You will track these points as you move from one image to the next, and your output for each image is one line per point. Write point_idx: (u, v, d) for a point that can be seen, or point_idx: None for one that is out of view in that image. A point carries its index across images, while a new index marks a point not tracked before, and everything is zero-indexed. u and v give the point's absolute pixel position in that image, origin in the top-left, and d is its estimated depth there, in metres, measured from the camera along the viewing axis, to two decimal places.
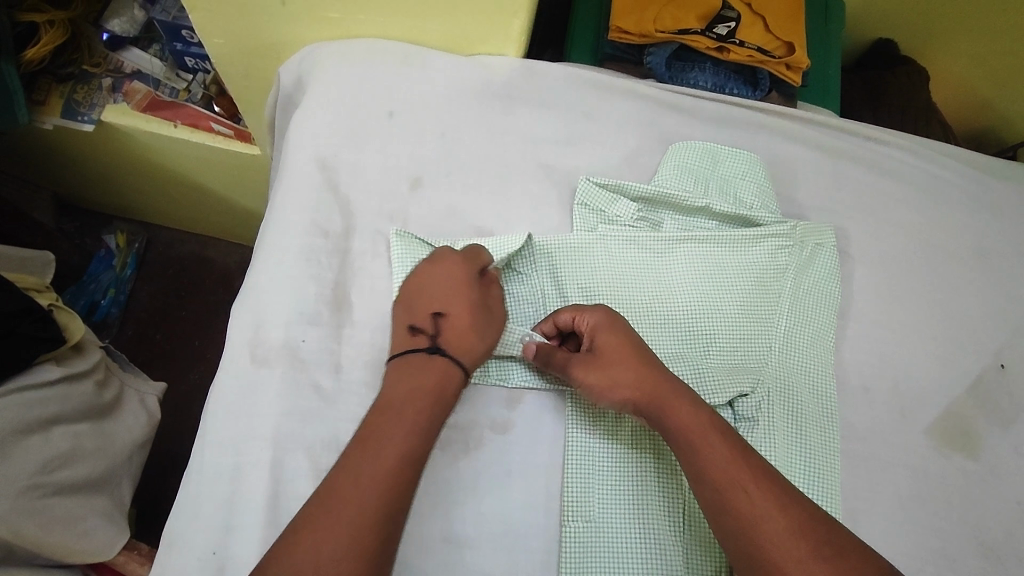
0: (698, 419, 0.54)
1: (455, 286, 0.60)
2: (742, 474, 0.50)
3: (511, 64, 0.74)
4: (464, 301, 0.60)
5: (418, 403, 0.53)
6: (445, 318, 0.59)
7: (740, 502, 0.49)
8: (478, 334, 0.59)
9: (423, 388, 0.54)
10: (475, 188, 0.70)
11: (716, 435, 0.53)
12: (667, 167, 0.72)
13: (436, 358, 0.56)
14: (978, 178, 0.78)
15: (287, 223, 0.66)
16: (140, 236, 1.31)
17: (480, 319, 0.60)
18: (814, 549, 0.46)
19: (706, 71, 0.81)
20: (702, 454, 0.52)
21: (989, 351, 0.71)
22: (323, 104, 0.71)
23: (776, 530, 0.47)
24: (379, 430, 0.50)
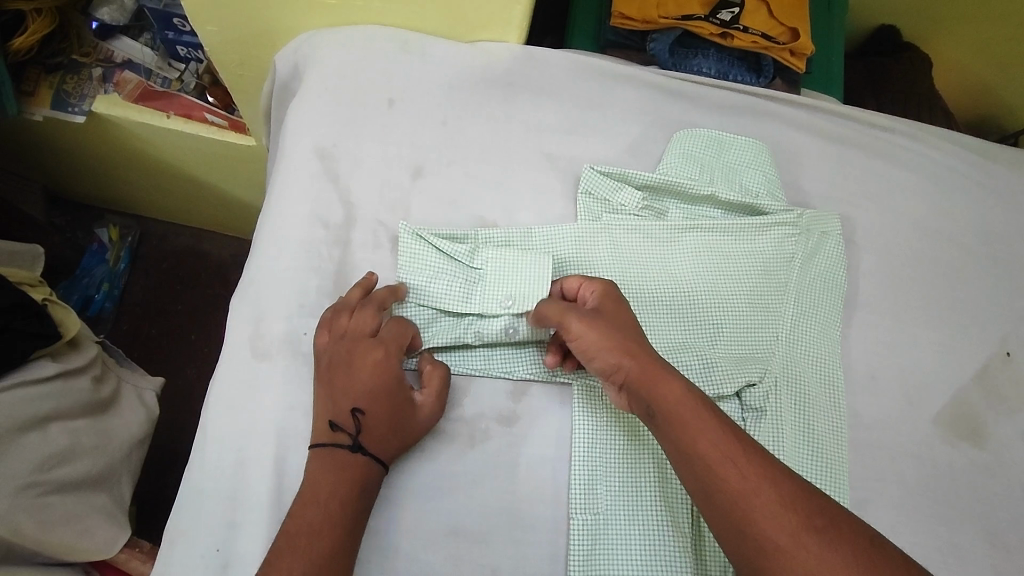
0: (682, 391, 0.52)
1: (380, 375, 0.57)
2: (735, 450, 0.49)
3: (512, 50, 0.73)
4: (387, 394, 0.56)
5: (354, 483, 0.53)
6: (366, 416, 0.55)
7: (736, 476, 0.47)
8: (401, 430, 0.56)
9: (358, 470, 0.53)
10: (478, 177, 0.69)
11: (699, 411, 0.51)
12: (673, 155, 0.71)
13: (358, 459, 0.54)
14: (985, 165, 0.77)
15: (286, 214, 0.65)
16: (133, 229, 1.30)
17: (403, 422, 0.56)
18: (805, 518, 0.45)
19: (709, 57, 0.80)
20: (695, 433, 0.49)
21: (995, 338, 0.71)
22: (322, 93, 0.70)
23: (768, 500, 0.46)
24: (320, 474, 0.53)
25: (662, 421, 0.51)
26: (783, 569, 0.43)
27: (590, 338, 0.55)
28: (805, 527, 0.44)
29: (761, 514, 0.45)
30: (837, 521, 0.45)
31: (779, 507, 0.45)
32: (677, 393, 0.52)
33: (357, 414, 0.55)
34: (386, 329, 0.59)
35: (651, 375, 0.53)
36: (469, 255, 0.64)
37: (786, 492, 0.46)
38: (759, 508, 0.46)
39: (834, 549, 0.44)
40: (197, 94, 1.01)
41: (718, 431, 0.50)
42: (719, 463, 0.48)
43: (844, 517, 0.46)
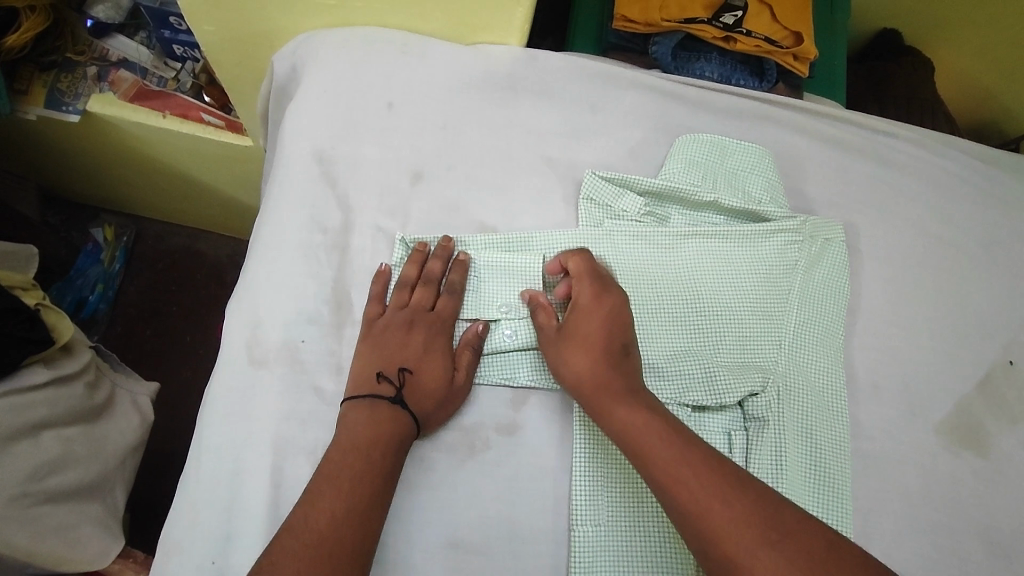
0: (640, 417, 0.53)
1: (433, 344, 0.60)
2: (689, 468, 0.49)
3: (513, 53, 0.72)
4: (440, 360, 0.59)
5: (390, 428, 0.54)
6: (417, 376, 0.58)
7: (689, 497, 0.47)
8: (443, 400, 0.58)
9: (393, 423, 0.55)
10: (479, 182, 0.68)
11: (655, 432, 0.51)
12: (676, 160, 0.70)
13: (396, 410, 0.56)
14: (989, 171, 0.76)
15: (284, 219, 0.64)
16: (129, 229, 1.28)
17: (444, 389, 0.58)
18: (761, 534, 0.44)
19: (713, 61, 0.78)
20: (649, 456, 0.50)
21: (998, 347, 0.71)
22: (320, 95, 0.69)
23: (723, 517, 0.45)
24: (348, 429, 0.54)
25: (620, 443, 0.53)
26: None
27: (557, 354, 0.58)
28: (752, 539, 0.44)
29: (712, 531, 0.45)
30: (788, 533, 0.44)
31: (731, 521, 0.45)
32: (631, 416, 0.53)
33: (406, 370, 0.58)
34: (445, 305, 0.62)
35: (607, 399, 0.55)
36: (470, 262, 0.65)
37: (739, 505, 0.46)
38: (715, 527, 0.45)
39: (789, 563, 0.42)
40: (193, 94, 0.99)
41: (672, 448, 0.50)
42: (671, 484, 0.48)
43: (805, 528, 0.45)
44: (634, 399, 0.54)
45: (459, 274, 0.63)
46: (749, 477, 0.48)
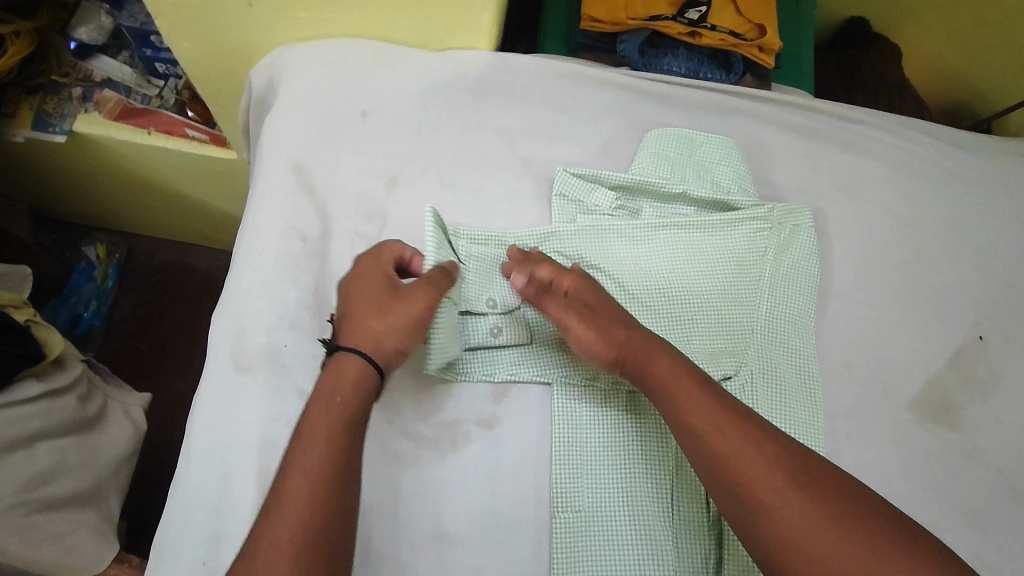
0: (673, 368, 0.56)
1: (372, 276, 0.59)
2: (714, 413, 0.52)
3: (482, 58, 0.73)
4: (366, 291, 0.58)
5: (348, 382, 0.52)
6: (349, 311, 0.57)
7: (716, 438, 0.51)
8: (390, 316, 0.56)
9: (345, 376, 0.53)
10: (454, 184, 0.70)
11: (686, 382, 0.54)
12: (644, 155, 0.72)
13: (336, 352, 0.54)
14: (955, 151, 0.78)
15: (264, 227, 0.66)
16: (121, 245, 1.30)
17: (389, 308, 0.57)
18: (778, 475, 0.48)
19: (680, 56, 0.80)
20: (677, 401, 0.54)
21: (967, 323, 0.72)
22: (296, 107, 0.71)
23: (746, 457, 0.49)
24: (311, 407, 0.51)
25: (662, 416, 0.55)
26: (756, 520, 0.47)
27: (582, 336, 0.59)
28: (777, 488, 0.48)
29: (755, 504, 0.48)
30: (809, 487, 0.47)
31: (773, 492, 0.48)
32: (676, 396, 0.54)
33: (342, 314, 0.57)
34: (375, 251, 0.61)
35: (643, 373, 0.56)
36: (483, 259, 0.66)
37: (781, 475, 0.48)
38: (739, 465, 0.49)
39: (800, 501, 0.47)
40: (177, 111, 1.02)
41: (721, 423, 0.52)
42: (697, 427, 0.52)
43: (814, 470, 0.49)
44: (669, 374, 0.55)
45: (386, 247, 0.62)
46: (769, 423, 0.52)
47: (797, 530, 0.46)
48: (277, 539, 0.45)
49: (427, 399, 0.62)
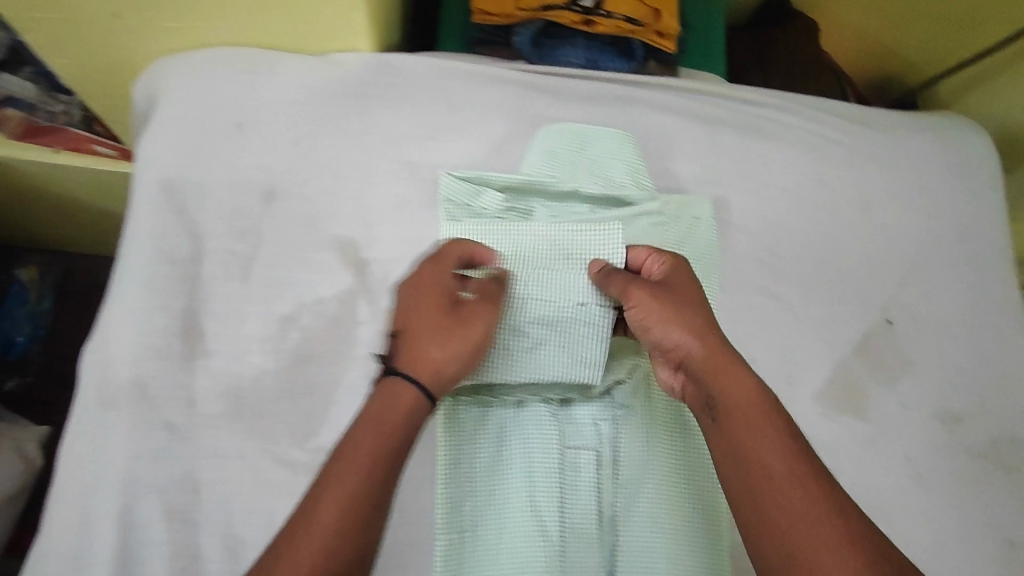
0: (751, 390, 0.50)
1: (432, 292, 0.55)
2: (787, 447, 0.48)
3: (362, 57, 0.70)
4: (435, 311, 0.54)
5: (401, 409, 0.50)
6: (410, 333, 0.54)
7: (765, 483, 0.47)
8: (446, 336, 0.53)
9: (404, 403, 0.51)
10: (334, 194, 0.66)
11: (764, 411, 0.49)
12: (533, 152, 0.69)
13: (402, 383, 0.51)
14: (861, 132, 0.76)
15: (134, 253, 0.63)
16: (54, 266, 1.18)
17: (457, 332, 0.54)
18: (829, 530, 0.44)
19: (577, 46, 0.76)
20: (763, 428, 0.49)
21: (876, 307, 0.70)
22: (165, 121, 0.67)
23: (787, 506, 0.45)
24: (355, 431, 0.49)
25: (725, 420, 0.50)
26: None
27: (649, 310, 0.55)
28: (831, 544, 0.43)
29: (800, 531, 0.44)
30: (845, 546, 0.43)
31: (816, 527, 0.44)
32: (746, 402, 0.50)
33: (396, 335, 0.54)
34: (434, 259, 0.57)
35: (721, 372, 0.51)
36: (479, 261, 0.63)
37: (831, 527, 0.44)
38: (778, 515, 0.45)
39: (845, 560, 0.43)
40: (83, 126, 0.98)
41: (762, 439, 0.48)
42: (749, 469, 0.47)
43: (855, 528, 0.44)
44: (739, 381, 0.51)
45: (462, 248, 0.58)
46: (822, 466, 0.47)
47: None
48: (299, 558, 0.44)
49: (306, 423, 0.60)
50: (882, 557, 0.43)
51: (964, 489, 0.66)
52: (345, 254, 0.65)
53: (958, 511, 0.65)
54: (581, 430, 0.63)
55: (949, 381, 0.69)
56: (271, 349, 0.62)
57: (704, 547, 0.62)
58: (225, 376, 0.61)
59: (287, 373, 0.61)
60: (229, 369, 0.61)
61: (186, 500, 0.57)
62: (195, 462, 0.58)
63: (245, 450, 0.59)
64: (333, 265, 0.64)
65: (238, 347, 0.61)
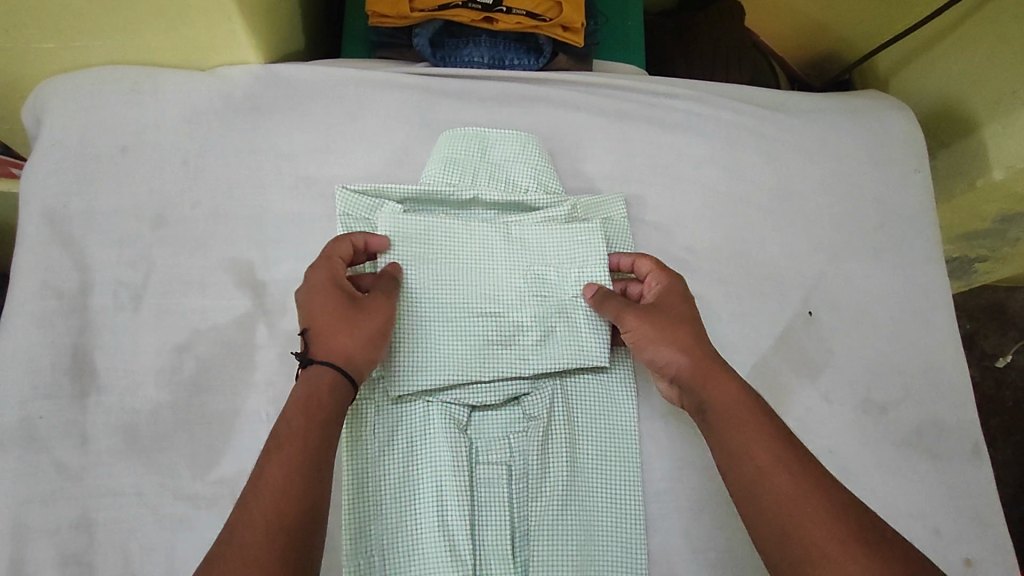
0: (739, 393, 0.53)
1: (324, 285, 0.55)
2: (772, 441, 0.50)
3: (252, 73, 0.68)
4: (329, 308, 0.54)
5: (319, 390, 0.50)
6: (314, 329, 0.53)
7: (763, 479, 0.48)
8: (348, 329, 0.53)
9: (322, 381, 0.51)
10: (228, 215, 0.64)
11: (751, 413, 0.52)
12: (433, 160, 0.67)
13: (318, 369, 0.51)
14: (774, 118, 0.75)
15: (20, 288, 0.61)
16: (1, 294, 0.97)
17: (354, 318, 0.54)
18: (823, 513, 0.45)
19: (481, 44, 0.75)
20: (744, 428, 0.51)
21: (797, 298, 0.69)
22: (48, 150, 0.64)
23: (783, 498, 0.47)
24: (283, 417, 0.49)
25: (713, 423, 0.53)
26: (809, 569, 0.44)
27: (642, 331, 0.58)
28: (822, 530, 0.45)
29: (788, 513, 0.46)
30: (838, 526, 0.45)
31: (809, 514, 0.46)
32: (732, 408, 0.52)
33: (303, 332, 0.54)
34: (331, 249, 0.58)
35: (709, 381, 0.54)
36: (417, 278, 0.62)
37: (825, 512, 0.46)
38: (782, 507, 0.47)
39: (846, 539, 0.44)
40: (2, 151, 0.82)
41: (755, 429, 0.51)
42: (756, 462, 0.49)
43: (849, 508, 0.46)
44: (738, 386, 0.54)
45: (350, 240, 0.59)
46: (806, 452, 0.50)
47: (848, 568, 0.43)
48: (253, 529, 0.43)
49: (206, 454, 0.57)
50: (867, 527, 0.45)
51: (896, 479, 0.65)
52: (241, 276, 0.63)
53: (889, 501, 0.64)
54: (494, 443, 0.61)
55: (874, 369, 0.68)
56: (166, 380, 0.59)
57: (622, 561, 0.59)
58: (118, 411, 0.58)
59: (185, 403, 0.58)
60: (122, 403, 0.58)
61: (81, 543, 0.54)
62: (88, 503, 0.55)
63: (141, 485, 0.56)
64: (229, 288, 0.62)
65: (132, 379, 0.59)
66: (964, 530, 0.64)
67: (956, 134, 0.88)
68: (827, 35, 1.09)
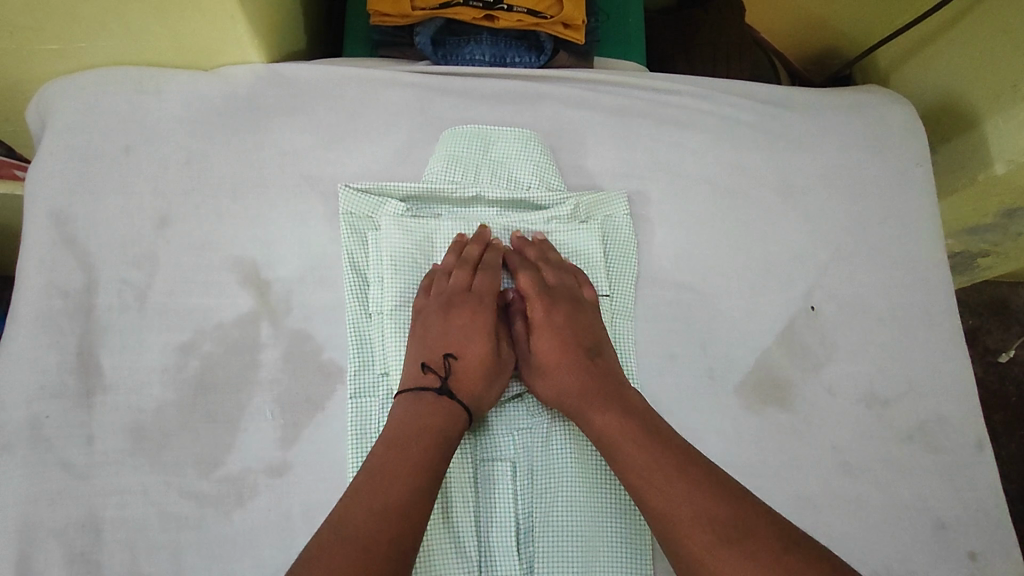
0: (619, 419, 0.55)
1: (478, 325, 0.61)
2: (665, 465, 0.51)
3: (255, 72, 0.69)
4: (484, 349, 0.60)
5: (447, 420, 0.55)
6: (461, 361, 0.59)
7: (667, 509, 0.50)
8: (490, 379, 0.59)
9: (446, 416, 0.55)
10: (232, 214, 0.64)
11: (635, 437, 0.53)
12: (436, 158, 0.67)
13: (445, 402, 0.56)
14: (775, 114, 0.75)
15: (24, 288, 0.61)
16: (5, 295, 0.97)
17: (492, 368, 0.60)
18: (729, 537, 0.47)
19: (483, 43, 0.75)
20: (631, 457, 0.53)
21: (800, 293, 0.69)
22: (52, 150, 0.64)
23: (693, 532, 0.48)
24: (419, 426, 0.53)
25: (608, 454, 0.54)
26: None
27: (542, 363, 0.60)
28: (733, 559, 0.46)
29: (672, 535, 0.49)
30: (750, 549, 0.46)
31: (722, 547, 0.47)
32: (620, 435, 0.54)
33: (452, 358, 0.58)
34: (479, 283, 0.62)
35: (595, 407, 0.56)
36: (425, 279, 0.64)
37: (731, 537, 0.47)
38: (695, 542, 0.48)
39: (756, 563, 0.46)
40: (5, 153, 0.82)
41: (637, 452, 0.52)
42: (654, 494, 0.50)
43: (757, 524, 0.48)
44: (627, 407, 0.56)
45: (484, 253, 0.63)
46: (705, 462, 0.52)
47: None
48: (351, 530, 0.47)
49: (212, 452, 0.57)
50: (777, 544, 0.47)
51: (900, 473, 0.65)
52: (246, 276, 0.63)
53: (893, 496, 0.64)
54: (496, 441, 0.61)
55: (877, 364, 0.68)
56: (172, 379, 0.59)
57: (627, 553, 0.59)
58: (123, 410, 0.58)
59: (191, 402, 0.59)
60: (128, 402, 0.58)
61: (88, 541, 0.54)
62: (95, 501, 0.55)
63: (147, 484, 0.56)
64: (233, 287, 0.62)
65: (137, 378, 0.59)
66: (968, 524, 0.64)
67: (958, 129, 0.88)
68: (827, 31, 1.09)
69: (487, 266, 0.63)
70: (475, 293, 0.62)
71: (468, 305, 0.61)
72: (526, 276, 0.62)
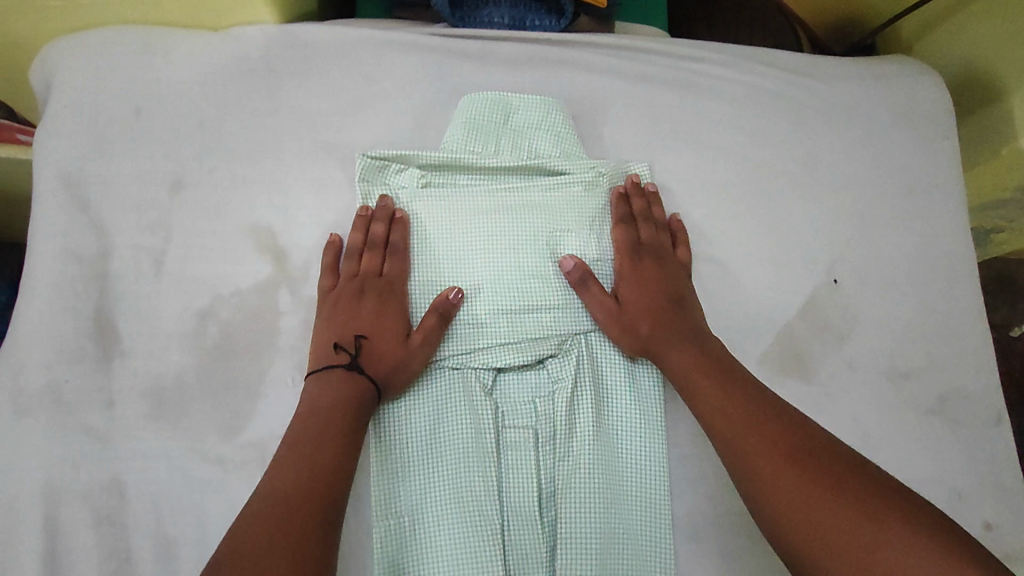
0: (698, 359, 0.57)
1: (388, 313, 0.59)
2: (733, 395, 0.54)
3: (268, 33, 0.67)
4: (394, 334, 0.58)
5: (346, 402, 0.54)
6: (370, 343, 0.58)
7: (729, 429, 0.53)
8: (400, 364, 0.57)
9: (345, 392, 0.55)
10: (246, 179, 0.63)
11: (706, 372, 0.56)
12: (455, 125, 0.66)
13: (351, 379, 0.55)
14: (800, 83, 0.73)
15: (38, 252, 0.60)
16: None
17: (403, 352, 0.58)
18: (789, 456, 0.49)
19: (501, 6, 0.74)
20: (699, 384, 0.56)
21: (823, 266, 0.68)
22: (61, 111, 0.63)
23: (755, 446, 0.51)
24: (317, 405, 0.54)
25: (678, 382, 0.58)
26: (790, 522, 0.47)
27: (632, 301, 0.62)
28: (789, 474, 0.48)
29: (734, 444, 0.52)
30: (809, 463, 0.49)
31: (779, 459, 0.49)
32: (692, 370, 0.57)
33: (361, 339, 0.58)
34: (393, 267, 0.61)
35: (671, 344, 0.59)
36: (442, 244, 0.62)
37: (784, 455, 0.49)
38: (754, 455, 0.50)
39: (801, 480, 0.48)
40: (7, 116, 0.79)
41: (706, 382, 0.56)
42: (718, 418, 0.54)
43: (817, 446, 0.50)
44: (702, 348, 0.58)
45: (402, 233, 0.62)
46: (762, 391, 0.55)
47: (806, 506, 0.47)
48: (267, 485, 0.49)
49: (234, 419, 0.57)
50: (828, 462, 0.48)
51: (919, 445, 0.65)
52: (262, 242, 0.62)
53: (912, 468, 0.64)
54: (520, 407, 0.61)
55: (898, 337, 0.68)
56: (191, 346, 0.58)
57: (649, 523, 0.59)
58: (143, 375, 0.57)
59: (210, 369, 0.58)
60: (147, 368, 0.58)
61: (113, 503, 0.54)
62: (118, 465, 0.55)
63: (169, 449, 0.56)
64: (250, 253, 0.61)
65: (155, 345, 0.58)
66: (986, 496, 0.64)
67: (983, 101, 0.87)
68: None
69: (392, 248, 0.61)
70: (381, 280, 0.61)
71: (373, 292, 0.60)
72: (623, 230, 0.64)
